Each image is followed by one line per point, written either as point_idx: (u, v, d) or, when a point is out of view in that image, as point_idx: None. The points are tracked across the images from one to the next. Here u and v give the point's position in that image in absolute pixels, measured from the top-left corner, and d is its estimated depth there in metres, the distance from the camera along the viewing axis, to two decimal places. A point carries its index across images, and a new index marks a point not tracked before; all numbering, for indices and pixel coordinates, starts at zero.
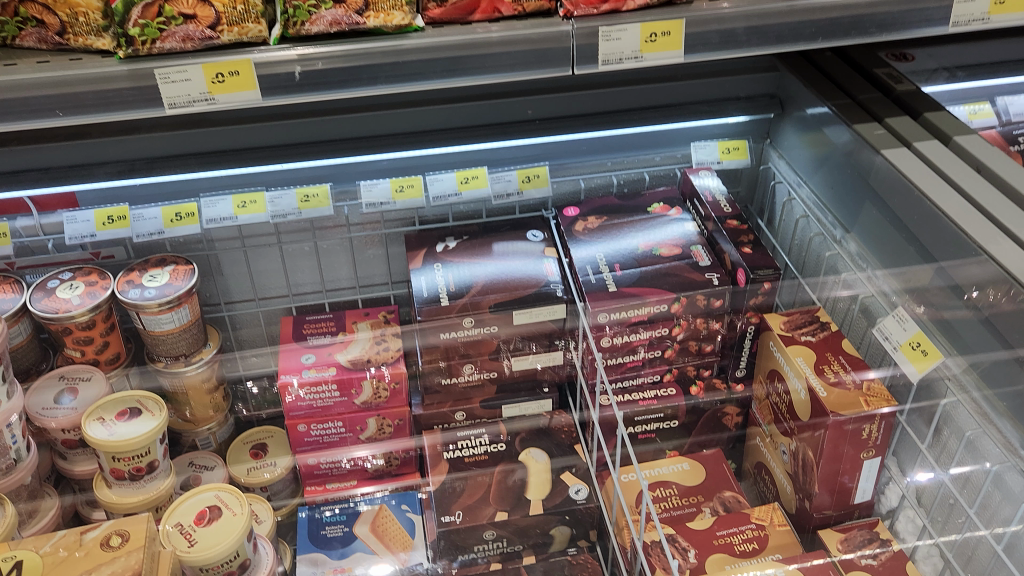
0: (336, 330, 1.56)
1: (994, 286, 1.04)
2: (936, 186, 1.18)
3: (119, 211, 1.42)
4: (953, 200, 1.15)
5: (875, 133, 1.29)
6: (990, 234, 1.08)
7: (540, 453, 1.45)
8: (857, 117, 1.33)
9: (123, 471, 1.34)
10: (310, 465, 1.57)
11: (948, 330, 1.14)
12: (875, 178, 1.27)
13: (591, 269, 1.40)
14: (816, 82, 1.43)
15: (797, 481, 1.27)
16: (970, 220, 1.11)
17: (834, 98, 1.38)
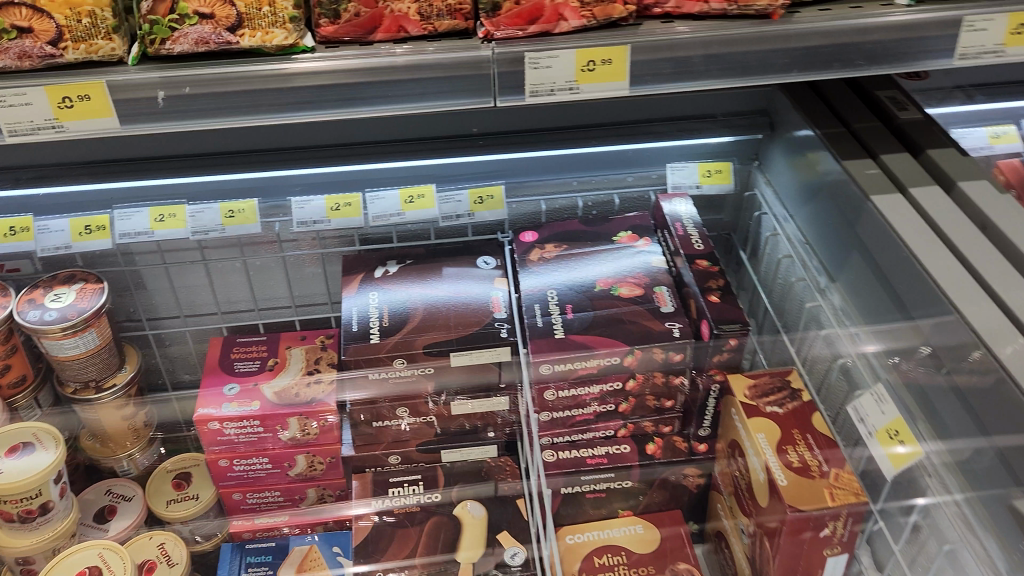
0: (266, 358, 1.41)
1: (979, 364, 0.91)
2: (927, 240, 1.03)
3: (21, 222, 1.27)
4: (941, 256, 1.01)
5: (865, 172, 1.13)
6: (978, 302, 0.95)
7: (478, 507, 1.30)
8: (847, 151, 1.17)
9: (11, 514, 1.22)
10: (236, 499, 1.42)
11: (930, 411, 0.99)
12: (862, 224, 1.11)
13: (538, 309, 1.24)
14: (807, 104, 1.26)
15: (755, 568, 1.11)
16: (956, 282, 0.98)
17: (825, 124, 1.22)
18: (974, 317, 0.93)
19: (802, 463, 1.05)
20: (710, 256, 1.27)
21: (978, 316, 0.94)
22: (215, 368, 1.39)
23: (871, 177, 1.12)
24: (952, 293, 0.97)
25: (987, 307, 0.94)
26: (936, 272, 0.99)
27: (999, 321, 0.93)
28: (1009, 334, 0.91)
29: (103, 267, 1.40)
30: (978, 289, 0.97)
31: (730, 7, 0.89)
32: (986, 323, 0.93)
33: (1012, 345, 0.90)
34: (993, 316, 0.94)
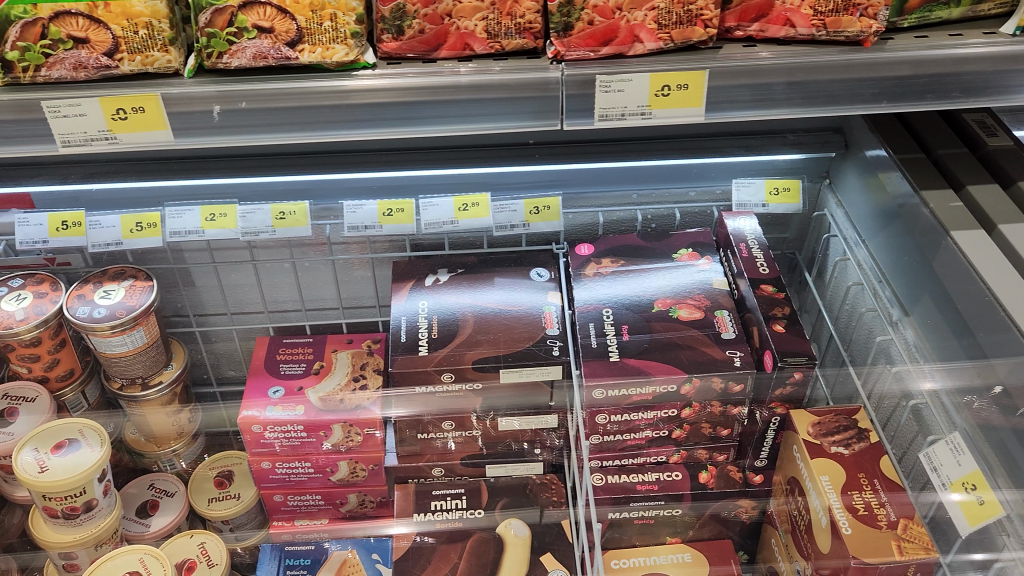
0: (312, 360, 1.39)
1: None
2: (1009, 278, 0.98)
3: (74, 216, 1.27)
4: (1023, 295, 0.96)
5: (946, 205, 1.08)
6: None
7: (521, 526, 1.28)
8: (926, 180, 1.12)
9: (56, 510, 1.21)
10: (277, 501, 1.41)
11: (1009, 459, 0.93)
12: (938, 257, 1.06)
13: (592, 329, 1.19)
14: (884, 128, 1.21)
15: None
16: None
17: (904, 150, 1.17)
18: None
19: (867, 509, 0.99)
20: (776, 281, 1.22)
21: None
22: (260, 370, 1.37)
23: (953, 211, 1.07)
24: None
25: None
26: (1016, 311, 0.94)
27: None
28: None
29: (153, 263, 1.40)
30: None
31: (818, 32, 0.86)
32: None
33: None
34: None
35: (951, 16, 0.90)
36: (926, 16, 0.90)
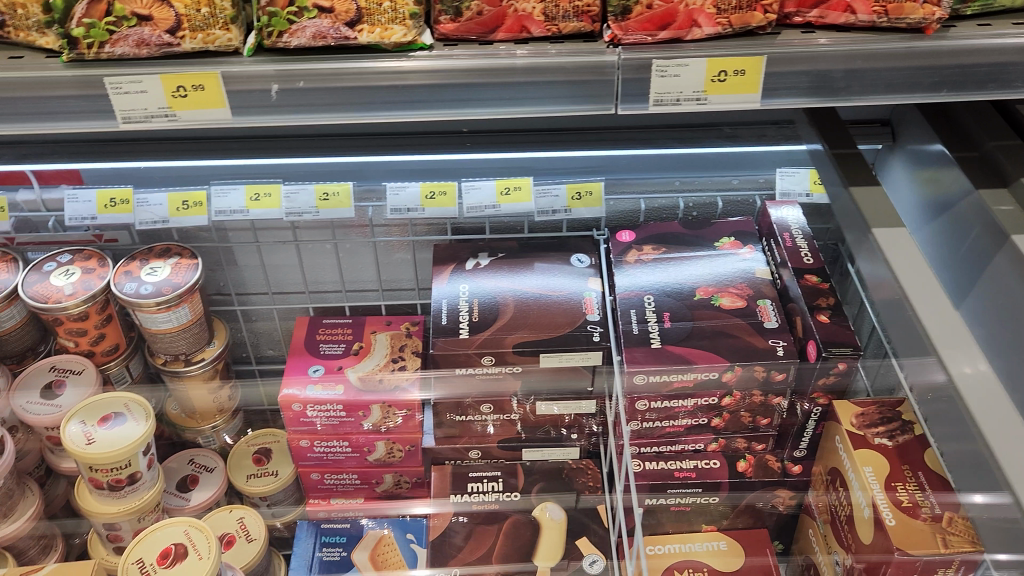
0: (352, 341, 1.40)
1: (952, 410, 0.87)
2: (926, 285, 0.96)
3: (121, 194, 1.29)
4: (934, 294, 0.95)
5: (873, 202, 1.08)
6: (959, 344, 0.90)
7: (557, 509, 1.29)
8: (857, 178, 1.12)
9: (101, 482, 1.23)
10: (314, 479, 1.42)
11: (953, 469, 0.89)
12: (862, 260, 1.05)
13: (634, 316, 1.19)
14: (824, 123, 1.22)
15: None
16: (944, 325, 0.92)
17: (837, 145, 1.18)
18: (952, 361, 0.88)
19: (912, 502, 1.01)
20: (820, 271, 1.22)
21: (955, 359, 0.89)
22: (300, 349, 1.39)
23: (878, 208, 1.07)
24: (930, 334, 0.91)
25: (970, 351, 0.89)
26: (922, 312, 0.93)
27: (981, 367, 0.88)
28: (981, 376, 0.87)
29: (198, 242, 1.42)
30: (967, 333, 0.91)
31: (879, 19, 0.86)
32: (963, 368, 0.88)
33: (989, 397, 0.85)
34: (975, 362, 0.88)
35: (1016, 3, 0.89)
36: (990, 4, 0.89)
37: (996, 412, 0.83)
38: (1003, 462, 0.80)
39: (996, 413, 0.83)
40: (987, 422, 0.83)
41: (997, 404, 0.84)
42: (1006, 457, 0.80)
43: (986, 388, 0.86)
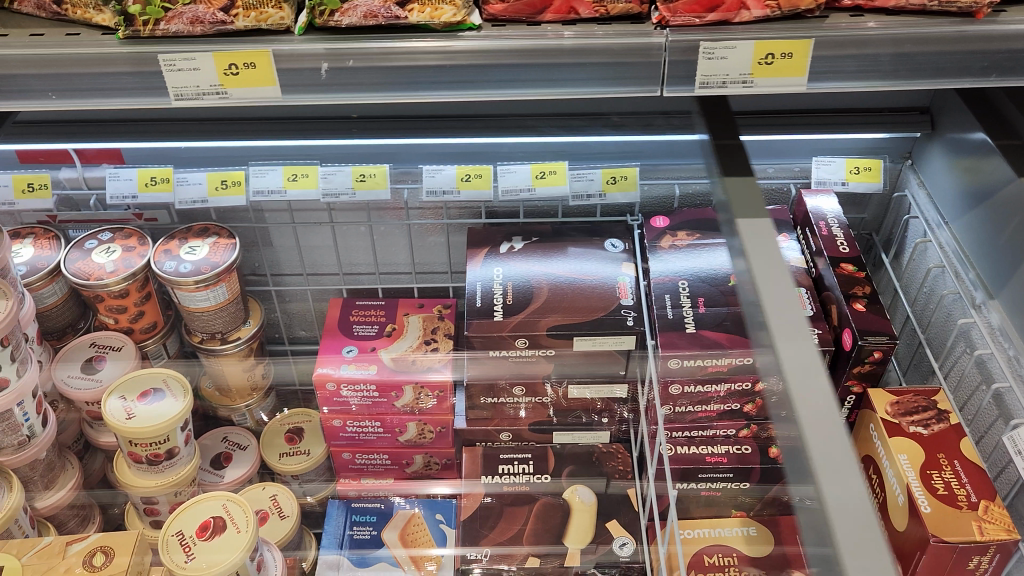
0: (385, 322, 1.42)
1: (781, 402, 0.80)
2: (778, 275, 0.90)
3: (162, 172, 1.32)
4: (784, 286, 0.89)
5: (744, 192, 1.03)
6: (795, 333, 0.83)
7: (588, 492, 1.29)
8: (734, 168, 1.07)
9: (140, 456, 1.25)
10: (345, 459, 1.45)
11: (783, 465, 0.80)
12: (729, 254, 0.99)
13: (668, 301, 1.20)
14: (716, 117, 1.17)
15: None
16: (786, 315, 0.85)
17: (720, 136, 1.13)
18: (783, 350, 0.82)
19: (947, 489, 1.02)
20: (857, 261, 1.21)
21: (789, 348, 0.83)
22: (334, 330, 1.40)
23: (748, 198, 1.01)
24: (772, 322, 0.85)
25: (806, 341, 0.82)
26: (766, 301, 0.87)
27: (811, 357, 0.81)
28: (809, 366, 0.80)
29: (234, 222, 1.43)
30: (805, 325, 0.84)
31: (930, 2, 0.87)
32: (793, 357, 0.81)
33: (813, 383, 0.78)
34: (805, 353, 0.82)
35: None
36: None
37: (820, 404, 0.76)
38: (812, 452, 0.73)
39: (814, 403, 0.76)
40: (804, 413, 0.76)
41: (821, 396, 0.77)
42: (816, 447, 0.73)
43: (808, 379, 0.79)
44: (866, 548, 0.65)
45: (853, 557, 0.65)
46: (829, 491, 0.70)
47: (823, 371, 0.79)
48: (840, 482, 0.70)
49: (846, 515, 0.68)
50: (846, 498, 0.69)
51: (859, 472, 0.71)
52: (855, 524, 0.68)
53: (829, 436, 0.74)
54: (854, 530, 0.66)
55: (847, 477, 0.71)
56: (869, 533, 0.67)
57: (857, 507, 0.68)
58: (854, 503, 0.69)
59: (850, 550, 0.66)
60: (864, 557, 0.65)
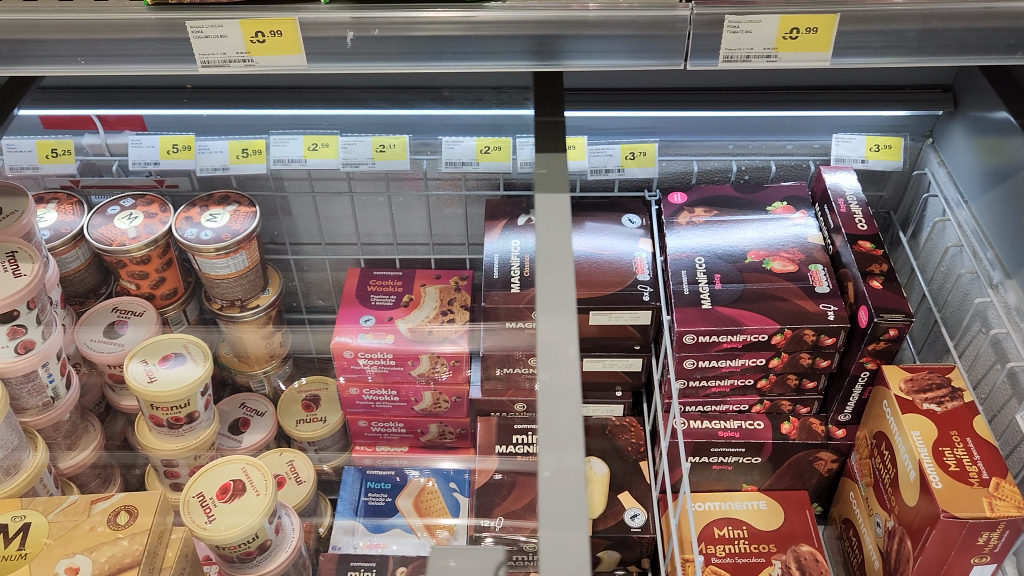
0: (402, 293, 1.44)
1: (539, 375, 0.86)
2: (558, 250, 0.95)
3: (185, 140, 1.34)
4: (562, 262, 0.94)
5: (550, 171, 1.06)
6: (556, 307, 0.89)
7: (602, 464, 1.29)
8: (553, 144, 1.11)
9: (162, 419, 1.27)
10: (361, 426, 1.47)
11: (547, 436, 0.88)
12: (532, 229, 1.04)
13: (685, 277, 1.21)
14: (548, 88, 1.19)
15: (888, 563, 1.13)
16: (556, 291, 0.91)
17: (545, 111, 1.15)
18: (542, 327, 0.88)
19: (958, 466, 1.03)
20: (874, 238, 1.22)
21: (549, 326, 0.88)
22: (352, 299, 1.45)
23: (554, 176, 1.05)
24: (541, 298, 0.91)
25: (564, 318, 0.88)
26: (540, 278, 0.92)
27: (569, 332, 0.87)
28: (559, 347, 0.86)
29: (254, 190, 1.45)
30: (571, 298, 0.89)
31: None
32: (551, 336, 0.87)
33: (560, 358, 0.85)
34: (566, 328, 0.87)
35: None
36: None
37: (563, 385, 0.83)
38: (545, 429, 0.80)
39: (557, 384, 0.83)
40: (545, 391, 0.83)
41: (566, 373, 0.84)
42: (548, 424, 0.80)
43: (559, 358, 0.85)
44: (561, 523, 0.73)
45: (550, 528, 0.73)
46: (547, 472, 0.77)
47: (572, 349, 0.85)
48: (556, 458, 0.78)
49: (555, 490, 0.76)
50: (559, 473, 0.77)
51: (579, 445, 0.79)
52: (564, 496, 0.75)
53: (561, 414, 0.81)
54: (558, 507, 0.74)
55: (567, 453, 0.78)
56: (572, 506, 0.74)
57: (564, 480, 0.76)
58: (567, 478, 0.77)
59: (549, 522, 0.74)
60: (559, 527, 0.73)
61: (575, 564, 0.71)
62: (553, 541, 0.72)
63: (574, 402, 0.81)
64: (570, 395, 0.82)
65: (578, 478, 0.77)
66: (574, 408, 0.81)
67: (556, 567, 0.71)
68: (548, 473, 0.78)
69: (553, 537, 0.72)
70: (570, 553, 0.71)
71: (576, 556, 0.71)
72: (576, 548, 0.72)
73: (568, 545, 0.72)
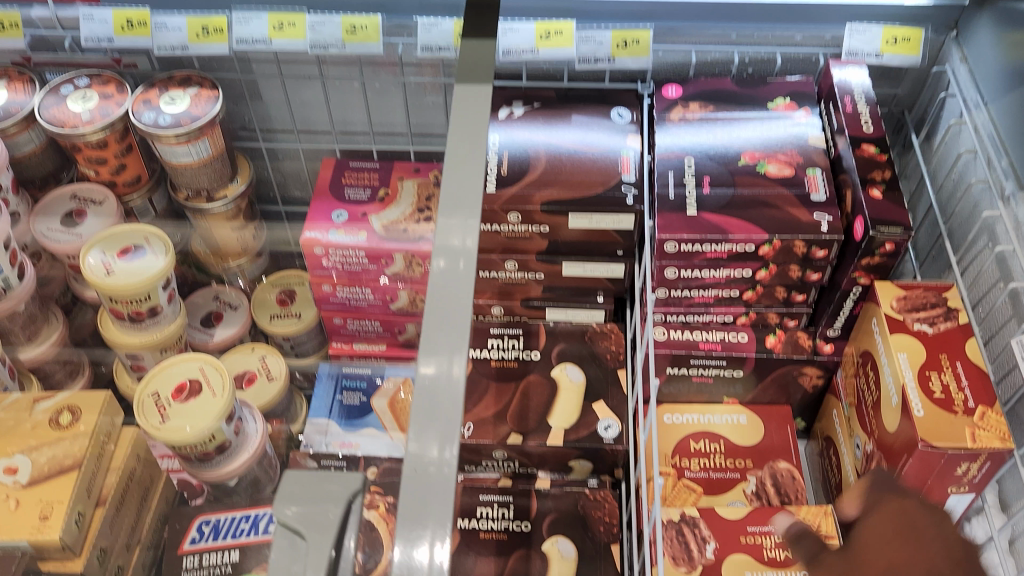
0: (377, 187, 1.37)
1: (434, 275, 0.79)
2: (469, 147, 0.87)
3: (139, 15, 1.23)
4: (473, 164, 0.86)
5: (478, 57, 0.99)
6: (458, 212, 0.82)
7: (577, 371, 1.25)
8: (479, 27, 1.03)
9: (123, 313, 1.23)
10: (336, 323, 1.43)
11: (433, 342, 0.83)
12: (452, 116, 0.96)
13: (671, 180, 1.12)
14: None
15: (864, 485, 1.09)
16: (461, 194, 0.83)
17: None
18: (443, 232, 0.80)
19: (944, 393, 0.98)
20: (880, 141, 1.12)
21: (450, 231, 0.81)
22: (324, 192, 1.37)
23: (480, 64, 0.97)
24: (444, 201, 0.84)
25: (468, 223, 0.81)
26: (448, 178, 0.85)
27: (472, 237, 0.81)
28: (459, 252, 0.79)
29: (220, 72, 1.36)
30: (474, 200, 0.83)
31: None
32: (450, 242, 0.80)
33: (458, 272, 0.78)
34: (468, 233, 0.81)
35: None
36: None
37: (457, 291, 0.76)
38: (431, 332, 0.74)
39: (449, 290, 0.77)
40: (433, 296, 0.76)
41: (459, 282, 0.77)
42: (434, 327, 0.74)
43: (457, 264, 0.78)
44: (427, 432, 0.68)
45: (416, 439, 0.68)
46: (427, 378, 0.71)
47: (471, 254, 0.78)
48: (437, 358, 0.72)
49: (431, 399, 0.70)
50: (434, 381, 0.70)
51: (467, 348, 0.73)
52: (438, 402, 0.70)
53: (450, 318, 0.74)
54: (428, 417, 0.69)
55: (449, 359, 0.72)
56: (446, 410, 0.69)
57: (441, 386, 0.70)
58: (445, 385, 0.70)
59: (416, 435, 0.69)
60: (424, 432, 0.69)
61: (439, 480, 0.66)
62: (418, 452, 0.67)
63: (463, 309, 0.75)
64: (461, 302, 0.76)
65: (455, 386, 0.71)
66: (463, 314, 0.74)
67: (417, 482, 0.66)
68: (425, 377, 0.72)
69: (420, 451, 0.67)
70: (438, 469, 0.67)
71: (438, 468, 0.66)
72: (444, 457, 0.67)
73: (432, 457, 0.67)
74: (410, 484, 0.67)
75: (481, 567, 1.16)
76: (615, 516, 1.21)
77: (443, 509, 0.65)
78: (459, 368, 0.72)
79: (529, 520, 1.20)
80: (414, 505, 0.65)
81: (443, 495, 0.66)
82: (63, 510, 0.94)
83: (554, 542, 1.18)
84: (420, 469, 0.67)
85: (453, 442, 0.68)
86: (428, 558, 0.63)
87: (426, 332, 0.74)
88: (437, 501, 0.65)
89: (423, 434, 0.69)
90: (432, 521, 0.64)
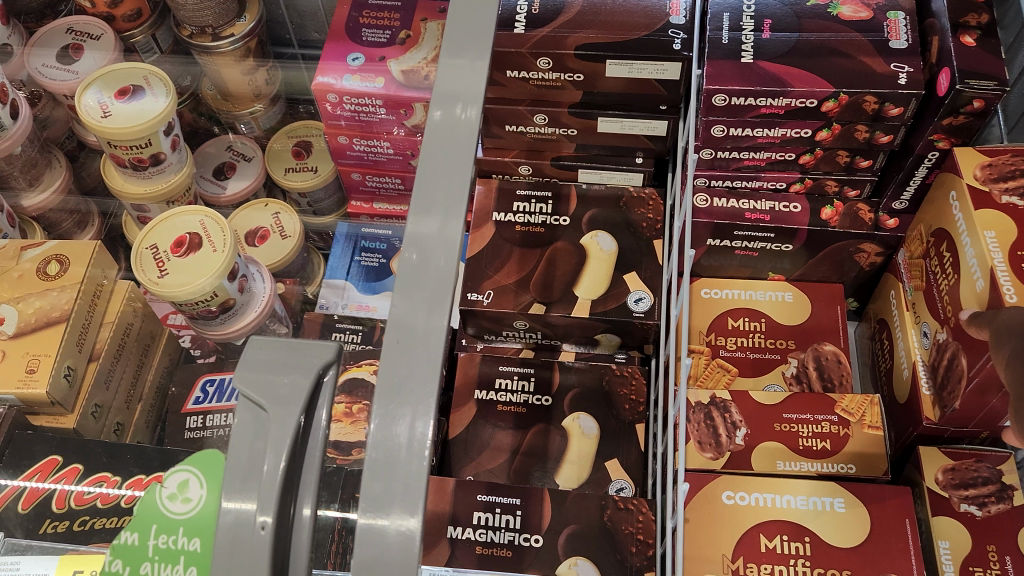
0: (398, 29, 1.23)
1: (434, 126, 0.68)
2: None
3: None
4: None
5: None
6: (463, 52, 0.72)
7: (608, 240, 1.15)
8: None
9: (124, 160, 1.14)
10: (355, 180, 1.32)
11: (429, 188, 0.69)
12: None
13: (726, 21, 0.97)
14: None
15: (933, 375, 0.98)
16: (468, 30, 0.74)
17: None
18: (445, 75, 0.71)
19: None
20: None
21: (455, 73, 0.72)
22: (340, 33, 1.26)
23: None
24: (448, 38, 0.73)
25: (473, 65, 0.71)
26: (452, 10, 0.75)
27: (479, 83, 0.70)
28: (463, 96, 0.69)
29: None
30: (482, 39, 0.73)
31: None
32: (456, 84, 0.71)
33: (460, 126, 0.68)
34: (476, 76, 0.71)
35: None
36: None
37: (456, 144, 0.67)
38: (423, 184, 0.66)
39: (453, 142, 0.67)
40: (430, 149, 0.67)
41: (462, 146, 0.67)
42: (429, 179, 0.66)
43: (465, 112, 0.69)
44: (413, 302, 0.61)
45: (399, 312, 0.62)
46: (418, 234, 0.64)
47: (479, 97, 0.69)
48: (437, 218, 0.64)
49: (420, 269, 0.63)
50: (421, 255, 0.63)
51: (461, 207, 0.65)
52: (427, 266, 0.63)
53: (445, 174, 0.66)
54: (421, 285, 0.62)
55: (442, 218, 0.64)
56: (440, 276, 0.62)
57: (430, 249, 0.63)
58: (439, 241, 0.64)
59: (400, 302, 0.62)
60: (415, 299, 0.62)
61: (426, 346, 0.60)
62: (403, 317, 0.61)
63: (466, 165, 0.66)
64: (461, 157, 0.67)
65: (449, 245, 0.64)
66: (462, 170, 0.66)
67: (399, 357, 0.60)
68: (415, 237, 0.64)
69: (411, 318, 0.61)
70: (425, 337, 0.60)
71: (426, 336, 0.60)
72: (432, 323, 0.61)
73: (422, 324, 0.61)
74: (395, 352, 0.60)
75: (499, 439, 1.10)
76: (642, 394, 1.13)
77: (425, 386, 0.59)
78: (454, 229, 0.64)
79: (551, 394, 1.13)
80: (396, 380, 0.59)
81: (429, 365, 0.60)
82: (51, 363, 0.91)
83: (576, 418, 1.11)
84: (403, 338, 0.60)
85: (443, 310, 0.61)
86: (407, 434, 0.58)
87: (417, 188, 0.66)
88: (421, 379, 0.59)
89: (410, 303, 0.62)
90: (414, 400, 0.58)
